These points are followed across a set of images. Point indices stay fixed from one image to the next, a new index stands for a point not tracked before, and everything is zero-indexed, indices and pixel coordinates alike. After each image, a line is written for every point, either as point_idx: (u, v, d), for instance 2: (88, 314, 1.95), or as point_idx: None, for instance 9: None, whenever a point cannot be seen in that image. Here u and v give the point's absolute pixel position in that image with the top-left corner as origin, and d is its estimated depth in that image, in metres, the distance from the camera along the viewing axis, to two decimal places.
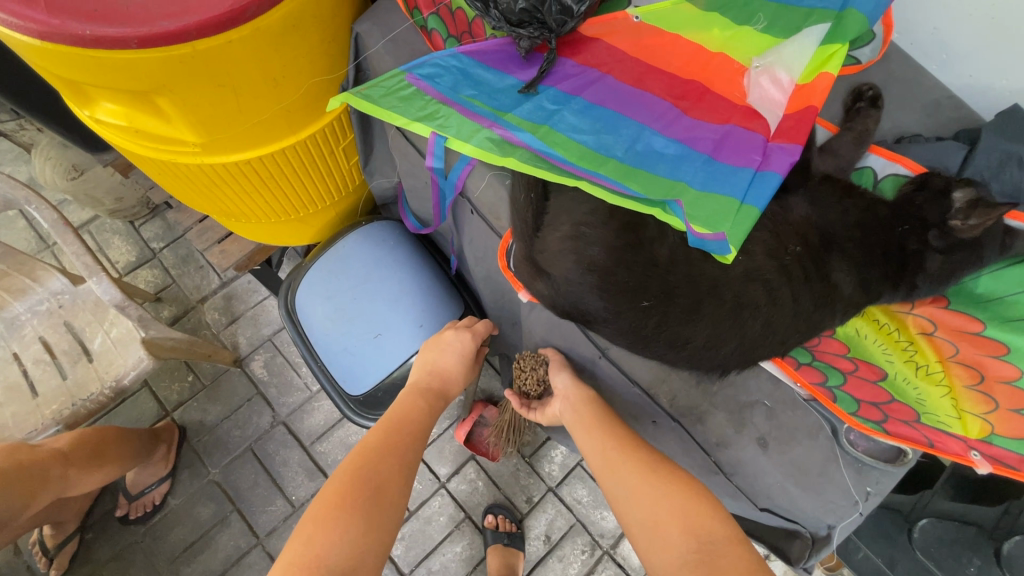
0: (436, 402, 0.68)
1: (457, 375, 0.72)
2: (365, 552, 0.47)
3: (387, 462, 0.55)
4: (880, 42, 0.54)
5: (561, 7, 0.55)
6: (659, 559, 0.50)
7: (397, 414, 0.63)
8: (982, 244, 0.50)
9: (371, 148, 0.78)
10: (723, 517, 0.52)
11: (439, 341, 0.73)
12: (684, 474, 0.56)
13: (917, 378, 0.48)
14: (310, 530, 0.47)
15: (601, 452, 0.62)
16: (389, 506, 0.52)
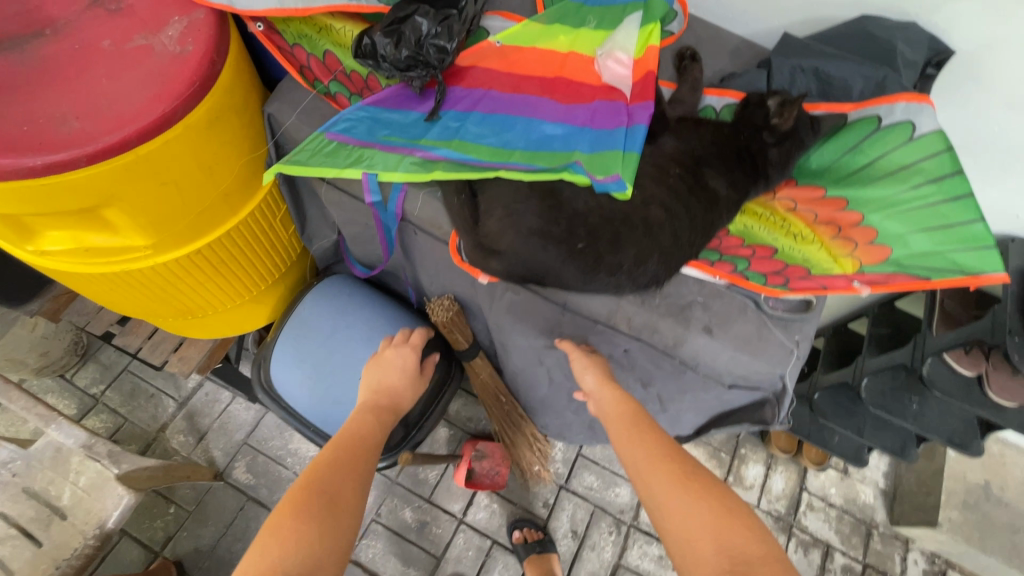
0: (388, 412, 0.75)
1: (403, 389, 0.80)
2: (321, 557, 0.50)
3: (340, 477, 0.60)
4: (682, 17, 0.74)
5: (437, 48, 0.67)
6: (693, 573, 0.54)
7: (357, 429, 0.69)
8: (799, 131, 0.65)
9: (304, 214, 0.87)
10: (759, 537, 0.55)
11: (386, 362, 0.81)
12: (723, 490, 0.60)
13: (798, 244, 0.64)
14: (261, 543, 0.50)
15: (643, 456, 0.65)
16: (347, 512, 0.56)
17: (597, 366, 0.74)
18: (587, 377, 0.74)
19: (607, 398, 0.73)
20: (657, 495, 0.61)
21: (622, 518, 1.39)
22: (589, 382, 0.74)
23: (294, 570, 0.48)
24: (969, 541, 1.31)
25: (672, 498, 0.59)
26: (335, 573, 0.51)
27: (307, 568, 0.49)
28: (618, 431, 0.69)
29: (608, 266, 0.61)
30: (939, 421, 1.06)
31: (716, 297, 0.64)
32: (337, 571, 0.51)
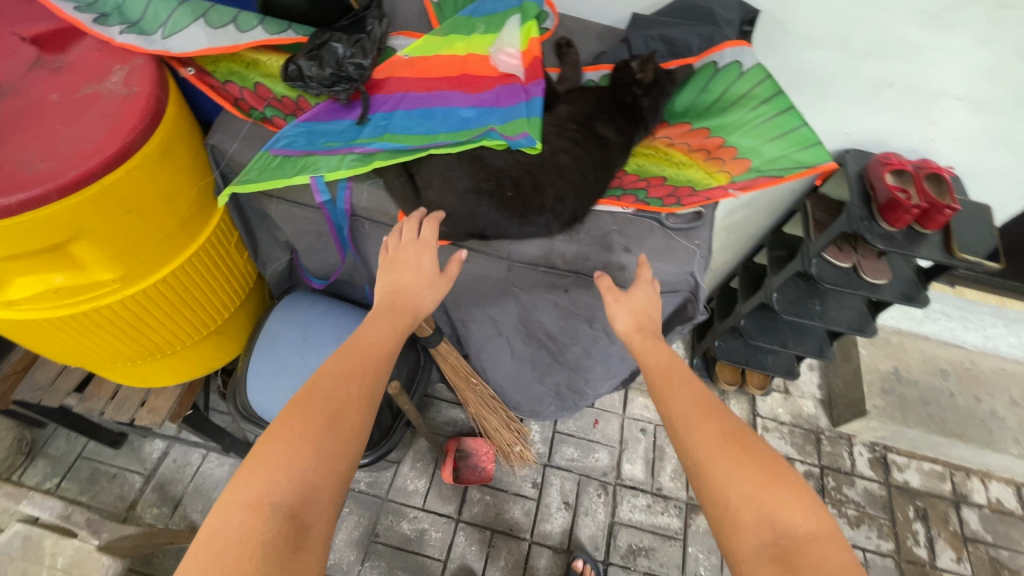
0: (402, 322, 0.70)
1: (421, 288, 0.72)
2: (313, 484, 0.52)
3: (345, 401, 0.59)
4: (553, 16, 0.91)
5: (356, 65, 0.78)
6: (730, 537, 0.54)
7: (368, 344, 0.66)
8: (659, 82, 0.80)
9: (255, 239, 0.94)
10: (804, 509, 0.54)
11: (397, 263, 0.71)
12: (765, 449, 0.58)
13: (681, 169, 0.81)
14: (250, 470, 0.52)
15: (681, 402, 0.63)
16: (346, 436, 0.57)
17: (629, 308, 0.72)
18: (622, 320, 0.71)
19: (638, 344, 0.71)
20: (694, 442, 0.59)
21: (607, 479, 1.49)
22: (622, 324, 0.72)
23: (285, 501, 0.51)
24: (894, 419, 1.51)
25: (711, 455, 0.58)
26: (330, 498, 0.53)
27: (299, 498, 0.51)
28: (653, 367, 0.68)
29: (536, 208, 0.74)
30: (839, 314, 1.27)
31: (629, 224, 0.80)
32: (335, 490, 0.54)
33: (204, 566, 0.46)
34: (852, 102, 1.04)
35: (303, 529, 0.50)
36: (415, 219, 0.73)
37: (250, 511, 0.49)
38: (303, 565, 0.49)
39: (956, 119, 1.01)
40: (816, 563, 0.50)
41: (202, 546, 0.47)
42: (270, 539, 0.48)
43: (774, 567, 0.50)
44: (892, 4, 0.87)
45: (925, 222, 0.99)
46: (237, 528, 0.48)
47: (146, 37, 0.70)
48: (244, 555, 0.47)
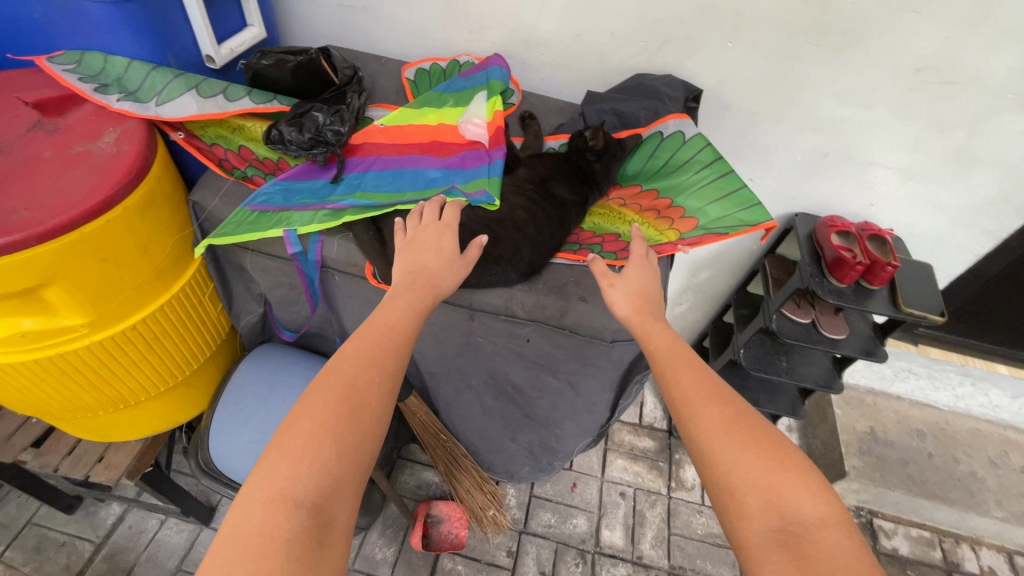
0: (423, 301, 0.65)
1: (441, 269, 0.68)
2: (338, 476, 0.49)
3: (366, 387, 0.55)
4: (517, 92, 1.02)
5: (334, 132, 0.86)
6: (735, 524, 0.52)
7: (388, 325, 0.61)
8: (609, 148, 0.93)
9: (230, 292, 0.97)
10: (816, 494, 0.52)
11: (417, 243, 0.70)
12: (774, 433, 0.57)
13: (634, 227, 0.88)
14: (270, 462, 0.48)
15: (687, 383, 0.61)
16: (369, 424, 0.53)
17: (626, 291, 0.73)
18: (621, 304, 0.71)
19: (640, 326, 0.70)
20: (700, 423, 0.58)
21: (585, 547, 1.42)
22: (621, 309, 0.71)
23: (308, 495, 0.47)
24: (874, 480, 1.49)
25: (718, 439, 0.56)
26: (355, 490, 0.50)
27: (323, 492, 0.47)
28: (660, 347, 0.66)
29: (494, 258, 0.80)
30: (805, 370, 1.30)
31: (585, 274, 0.83)
32: (360, 481, 0.50)
33: (226, 567, 0.42)
34: (794, 171, 1.14)
35: (326, 527, 0.46)
36: (436, 203, 0.74)
37: (271, 506, 0.45)
38: (327, 562, 0.46)
39: (889, 186, 1.10)
40: (825, 552, 0.48)
41: (221, 546, 0.43)
42: (295, 537, 0.45)
43: (781, 556, 0.49)
44: (816, 86, 0.98)
45: (870, 278, 1.07)
46: (259, 527, 0.44)
47: (141, 104, 0.77)
48: (269, 555, 0.43)
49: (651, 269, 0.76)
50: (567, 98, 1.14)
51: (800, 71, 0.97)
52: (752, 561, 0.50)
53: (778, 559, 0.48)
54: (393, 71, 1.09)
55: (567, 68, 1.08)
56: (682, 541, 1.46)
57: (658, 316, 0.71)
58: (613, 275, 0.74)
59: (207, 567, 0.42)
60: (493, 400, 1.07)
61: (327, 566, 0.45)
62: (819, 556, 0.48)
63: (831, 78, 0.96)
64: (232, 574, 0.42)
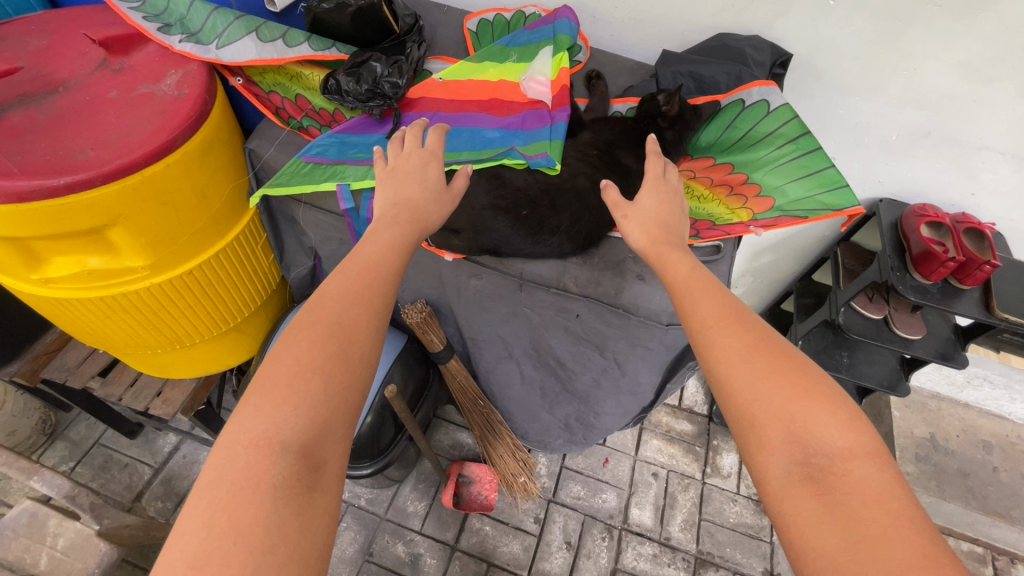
0: (411, 236, 0.63)
1: (427, 203, 0.65)
2: (325, 418, 0.48)
3: (352, 324, 0.53)
4: (584, 49, 0.94)
5: (392, 84, 0.82)
6: (757, 459, 0.49)
7: (370, 262, 0.59)
8: (682, 115, 0.86)
9: (282, 243, 0.98)
10: (843, 423, 0.48)
11: (400, 174, 0.67)
12: (799, 359, 0.53)
13: (702, 202, 0.84)
14: (255, 403, 0.47)
15: (706, 311, 0.57)
16: (355, 363, 0.52)
17: (640, 222, 0.68)
18: (636, 234, 0.66)
19: (657, 256, 0.65)
20: (716, 353, 0.54)
21: (613, 522, 1.42)
22: (638, 240, 0.67)
23: (295, 439, 0.46)
24: (928, 489, 1.42)
25: (736, 368, 0.52)
26: (343, 431, 0.49)
27: (311, 433, 0.47)
28: (676, 278, 0.62)
29: (551, 228, 0.77)
30: (867, 369, 1.21)
31: None
32: (348, 421, 0.49)
33: (210, 513, 0.42)
34: (887, 151, 1.03)
35: (318, 468, 0.46)
36: (418, 128, 0.73)
37: (256, 450, 0.45)
38: (321, 503, 0.45)
39: (996, 174, 0.98)
40: (854, 485, 0.45)
41: (207, 489, 0.43)
42: (281, 482, 0.44)
43: (804, 490, 0.46)
44: (928, 56, 0.87)
45: (962, 276, 0.96)
46: (245, 471, 0.44)
47: (201, 46, 0.77)
48: (254, 501, 0.43)
49: (670, 193, 0.71)
50: (638, 58, 1.06)
51: (913, 36, 0.85)
52: (772, 494, 0.48)
53: (801, 493, 0.46)
54: (455, 21, 1.03)
55: (643, 24, 0.99)
56: (712, 528, 1.43)
57: (679, 242, 0.66)
58: (626, 206, 0.70)
59: (194, 511, 0.42)
60: (533, 371, 1.05)
61: (318, 510, 0.45)
62: (846, 490, 0.45)
63: (947, 47, 0.85)
64: (218, 518, 0.42)
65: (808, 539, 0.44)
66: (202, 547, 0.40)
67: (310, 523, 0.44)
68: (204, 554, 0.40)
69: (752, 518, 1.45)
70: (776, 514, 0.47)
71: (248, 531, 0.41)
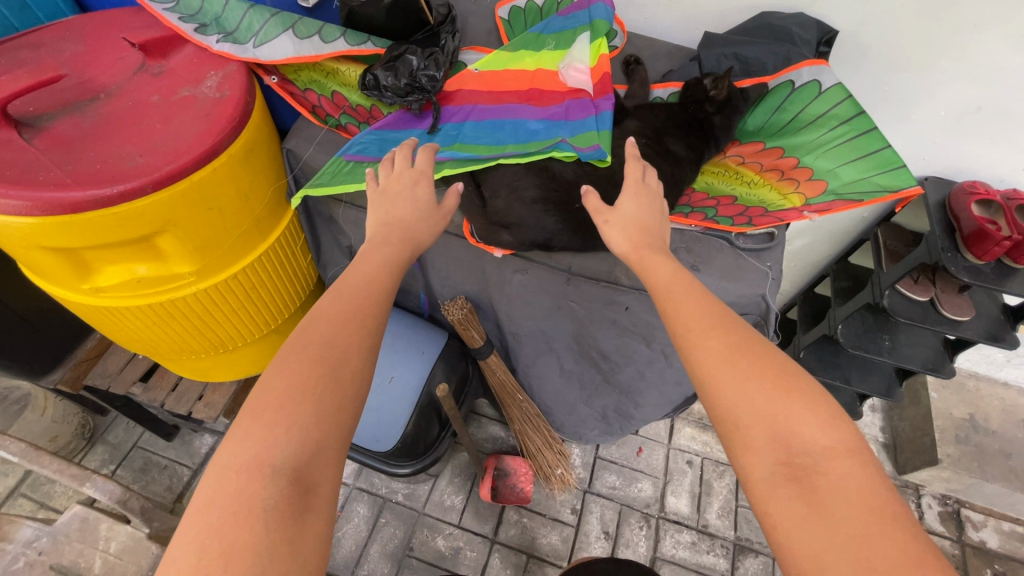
0: (402, 254, 0.64)
1: (418, 221, 0.67)
2: (316, 441, 0.48)
3: (343, 345, 0.53)
4: (621, 34, 0.93)
5: (429, 77, 0.81)
6: (745, 461, 0.49)
7: (364, 278, 0.60)
8: (731, 99, 0.82)
9: (319, 242, 0.97)
10: (826, 421, 0.49)
11: (391, 194, 0.67)
12: (780, 358, 0.53)
13: (752, 188, 0.81)
14: (244, 429, 0.47)
15: (687, 315, 0.56)
16: (347, 383, 0.52)
17: (622, 226, 0.66)
18: (619, 240, 0.64)
19: (639, 258, 0.63)
20: (701, 356, 0.54)
21: (650, 511, 1.42)
22: (620, 245, 0.65)
23: (282, 461, 0.46)
24: (970, 471, 1.38)
25: (723, 370, 0.52)
26: (333, 453, 0.49)
27: (301, 456, 0.47)
28: (660, 279, 0.61)
29: (601, 225, 0.76)
30: (912, 352, 1.18)
31: (696, 242, 0.77)
32: (338, 442, 0.50)
33: (198, 541, 0.42)
34: (934, 129, 1.00)
35: (308, 491, 0.46)
36: (407, 149, 0.71)
37: (244, 475, 0.45)
38: (312, 527, 0.45)
39: None
40: (837, 484, 0.45)
41: (198, 515, 0.43)
42: (271, 506, 0.44)
43: (793, 491, 0.46)
44: (984, 27, 0.83)
45: (1016, 255, 0.92)
46: (234, 495, 0.44)
47: (239, 45, 0.75)
48: (243, 527, 0.43)
49: (649, 197, 0.68)
50: (674, 41, 1.03)
51: (966, 7, 0.82)
52: (757, 498, 0.48)
53: (789, 494, 0.46)
54: (486, 10, 1.00)
55: (681, 5, 0.96)
56: (749, 514, 1.43)
57: (659, 246, 0.64)
58: (606, 211, 0.67)
59: (188, 532, 0.42)
60: (572, 364, 1.04)
61: (309, 532, 0.45)
62: (831, 490, 0.45)
63: (1003, 17, 0.81)
64: (207, 542, 0.42)
65: (798, 541, 0.45)
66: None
67: (302, 545, 0.44)
68: None
69: None
70: (762, 516, 0.47)
71: (238, 558, 0.41)
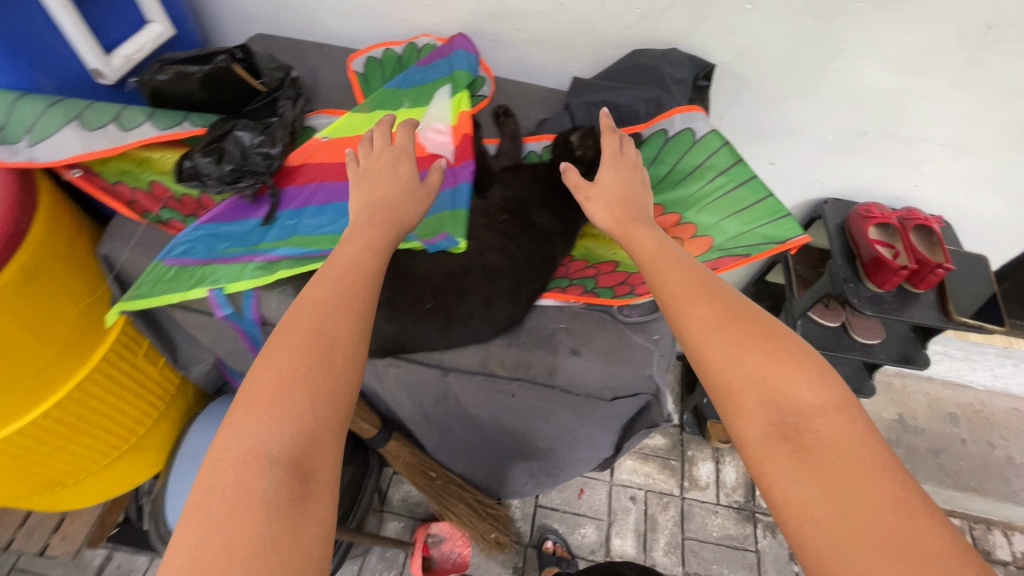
0: (387, 235, 0.56)
1: (401, 200, 0.59)
2: (313, 427, 0.42)
3: (332, 330, 0.47)
4: (489, 81, 0.84)
5: (263, 155, 0.71)
6: (734, 425, 0.45)
7: (347, 262, 0.52)
8: (598, 153, 0.75)
9: (172, 343, 0.82)
10: (815, 379, 0.45)
11: (373, 171, 0.62)
12: (765, 320, 0.48)
13: (632, 252, 0.73)
14: (236, 421, 0.42)
15: (671, 282, 0.52)
16: (342, 369, 0.45)
17: (604, 202, 0.63)
18: (600, 215, 0.62)
19: (624, 235, 0.60)
20: (687, 324, 0.49)
21: (595, 558, 1.37)
22: (603, 222, 0.62)
23: (283, 449, 0.41)
24: None
25: (707, 339, 0.47)
26: (334, 436, 0.43)
27: (300, 444, 0.41)
28: (642, 250, 0.56)
29: (461, 319, 0.67)
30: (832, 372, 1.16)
31: (578, 319, 0.70)
32: (340, 426, 0.44)
33: (203, 536, 0.37)
34: (826, 152, 0.96)
35: (306, 479, 0.41)
36: (384, 123, 0.66)
37: (241, 466, 0.40)
38: (313, 513, 0.40)
39: (938, 165, 0.94)
40: (829, 441, 0.41)
41: (195, 512, 0.38)
42: (273, 495, 0.39)
43: (783, 450, 0.42)
44: (859, 53, 0.79)
45: (915, 281, 0.91)
46: (233, 488, 0.39)
47: (8, 146, 0.62)
48: (247, 517, 0.38)
49: (629, 169, 0.66)
50: (551, 81, 0.95)
51: (841, 34, 0.78)
52: (753, 459, 0.44)
53: (781, 454, 0.42)
54: (339, 63, 0.89)
55: (551, 46, 0.88)
56: (696, 546, 1.40)
57: (645, 218, 0.61)
58: (587, 188, 0.65)
59: (183, 534, 0.37)
60: (479, 439, 0.96)
61: (313, 518, 0.40)
62: (821, 446, 0.41)
63: (878, 42, 0.77)
64: (206, 540, 0.37)
65: (790, 496, 0.41)
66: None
67: (304, 535, 0.39)
68: None
69: (735, 528, 1.42)
70: (758, 477, 0.43)
71: (245, 554, 0.37)
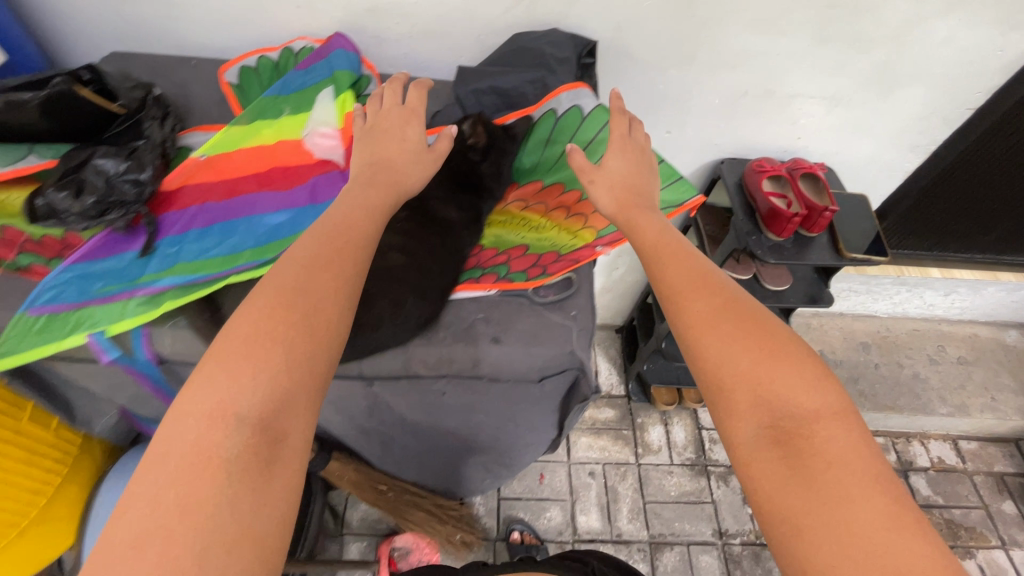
0: (384, 200, 0.59)
1: (407, 165, 0.64)
2: (285, 393, 0.43)
3: (320, 292, 0.48)
4: (375, 78, 0.82)
5: (132, 182, 0.65)
6: (726, 425, 0.47)
7: (343, 221, 0.55)
8: (495, 141, 0.75)
9: (64, 400, 0.74)
10: (811, 384, 0.46)
11: (379, 132, 0.65)
12: (767, 321, 0.50)
13: (540, 234, 0.75)
14: (208, 376, 0.42)
15: (674, 278, 0.54)
16: (323, 332, 0.47)
17: (608, 187, 0.64)
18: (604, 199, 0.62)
19: (626, 221, 0.61)
20: (688, 317, 0.51)
21: (563, 539, 1.38)
22: (606, 206, 0.63)
23: (254, 411, 0.41)
24: None
25: (705, 334, 0.49)
26: (309, 406, 0.44)
27: (269, 409, 0.42)
28: (645, 243, 0.59)
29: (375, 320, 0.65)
30: None
31: (496, 307, 0.69)
32: (315, 397, 0.45)
33: (156, 492, 0.37)
34: (714, 115, 1.01)
35: (278, 441, 0.41)
36: (397, 85, 0.70)
37: (209, 424, 0.40)
38: (282, 477, 0.41)
39: (814, 117, 1.01)
40: (820, 446, 0.43)
41: (155, 463, 0.38)
42: (236, 457, 0.39)
43: (772, 453, 0.44)
44: (726, 19, 0.83)
45: (809, 226, 0.98)
46: (196, 445, 0.39)
47: None
48: (208, 476, 0.38)
49: (636, 151, 0.67)
50: (442, 73, 0.94)
51: (707, 2, 0.81)
52: (740, 458, 0.46)
53: (770, 457, 0.44)
54: (210, 76, 0.84)
55: (434, 38, 0.87)
56: (657, 508, 1.44)
57: (647, 206, 0.63)
58: (591, 170, 0.65)
59: (142, 484, 0.37)
60: (421, 444, 0.94)
61: (279, 483, 0.40)
62: (813, 453, 0.43)
63: (741, 7, 0.82)
64: (163, 496, 0.37)
65: (775, 498, 0.42)
66: (148, 526, 0.35)
67: (271, 496, 0.40)
68: (148, 534, 0.35)
69: (691, 484, 1.48)
70: (744, 476, 0.45)
71: (197, 510, 0.37)
